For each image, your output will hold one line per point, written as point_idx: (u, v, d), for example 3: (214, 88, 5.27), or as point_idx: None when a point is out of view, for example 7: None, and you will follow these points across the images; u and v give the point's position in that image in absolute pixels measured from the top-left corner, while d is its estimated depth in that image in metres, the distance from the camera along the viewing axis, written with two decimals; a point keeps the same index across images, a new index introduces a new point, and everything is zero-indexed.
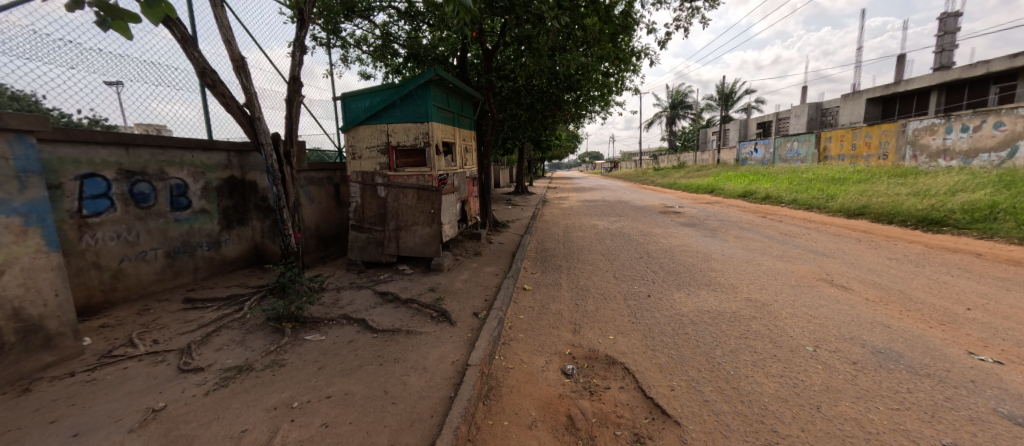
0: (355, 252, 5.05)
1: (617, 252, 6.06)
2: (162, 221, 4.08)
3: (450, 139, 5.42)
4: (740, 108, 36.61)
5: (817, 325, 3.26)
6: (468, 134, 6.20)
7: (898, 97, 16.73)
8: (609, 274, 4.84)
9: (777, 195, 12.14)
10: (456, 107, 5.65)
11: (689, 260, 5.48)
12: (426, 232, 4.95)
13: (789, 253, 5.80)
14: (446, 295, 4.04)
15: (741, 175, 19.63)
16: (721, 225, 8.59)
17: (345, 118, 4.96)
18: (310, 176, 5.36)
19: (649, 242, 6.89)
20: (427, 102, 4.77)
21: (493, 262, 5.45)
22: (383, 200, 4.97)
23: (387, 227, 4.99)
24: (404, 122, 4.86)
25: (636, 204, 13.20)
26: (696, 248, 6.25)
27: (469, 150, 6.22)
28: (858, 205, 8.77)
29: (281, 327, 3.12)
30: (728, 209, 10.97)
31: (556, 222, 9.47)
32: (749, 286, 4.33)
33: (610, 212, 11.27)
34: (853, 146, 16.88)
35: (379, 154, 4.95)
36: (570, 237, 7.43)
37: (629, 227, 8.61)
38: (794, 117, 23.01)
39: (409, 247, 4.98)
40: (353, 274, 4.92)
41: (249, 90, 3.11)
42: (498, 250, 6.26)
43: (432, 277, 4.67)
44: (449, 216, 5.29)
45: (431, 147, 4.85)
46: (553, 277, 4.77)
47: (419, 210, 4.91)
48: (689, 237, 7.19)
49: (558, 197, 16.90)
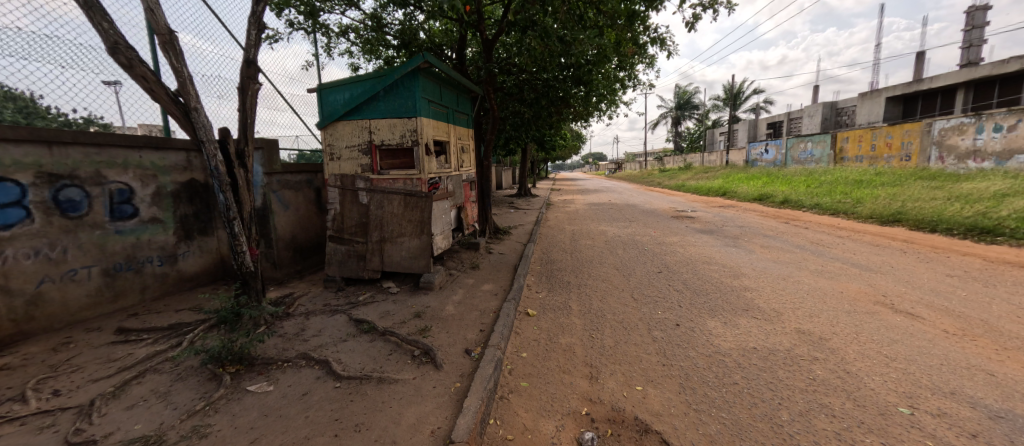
0: (333, 267, 4.39)
1: (632, 265, 5.37)
2: (98, 234, 3.44)
3: (444, 136, 4.76)
4: (749, 108, 35.79)
5: (899, 371, 2.57)
6: (465, 132, 5.53)
7: (920, 96, 15.94)
8: (627, 294, 4.16)
9: (797, 199, 11.40)
10: (451, 101, 5.00)
11: (716, 276, 4.78)
12: (414, 245, 4.29)
13: (830, 268, 5.09)
14: (433, 324, 3.37)
15: (753, 177, 18.88)
16: (742, 232, 7.89)
17: (322, 113, 4.31)
18: (284, 179, 4.72)
19: (667, 252, 6.20)
20: (415, 94, 4.11)
21: (491, 278, 4.78)
22: (366, 207, 4.31)
23: (370, 239, 4.33)
24: (389, 118, 4.19)
25: (645, 208, 12.50)
26: (722, 261, 5.55)
27: (465, 149, 5.55)
28: (893, 211, 8.04)
29: (219, 373, 2.46)
30: (745, 214, 10.26)
31: (562, 228, 8.80)
32: (796, 312, 3.64)
33: (619, 217, 10.58)
34: (873, 146, 16.09)
35: (361, 155, 4.30)
36: (578, 246, 6.75)
37: (642, 235, 7.92)
38: (808, 117, 22.21)
39: (395, 261, 4.32)
40: (330, 292, 4.26)
41: (180, 73, 2.48)
42: (498, 262, 5.58)
43: (420, 298, 4.01)
44: (442, 226, 4.62)
45: (419, 146, 4.18)
46: (562, 298, 4.09)
47: (406, 219, 4.24)
48: (711, 247, 6.48)
49: (563, 200, 16.21)
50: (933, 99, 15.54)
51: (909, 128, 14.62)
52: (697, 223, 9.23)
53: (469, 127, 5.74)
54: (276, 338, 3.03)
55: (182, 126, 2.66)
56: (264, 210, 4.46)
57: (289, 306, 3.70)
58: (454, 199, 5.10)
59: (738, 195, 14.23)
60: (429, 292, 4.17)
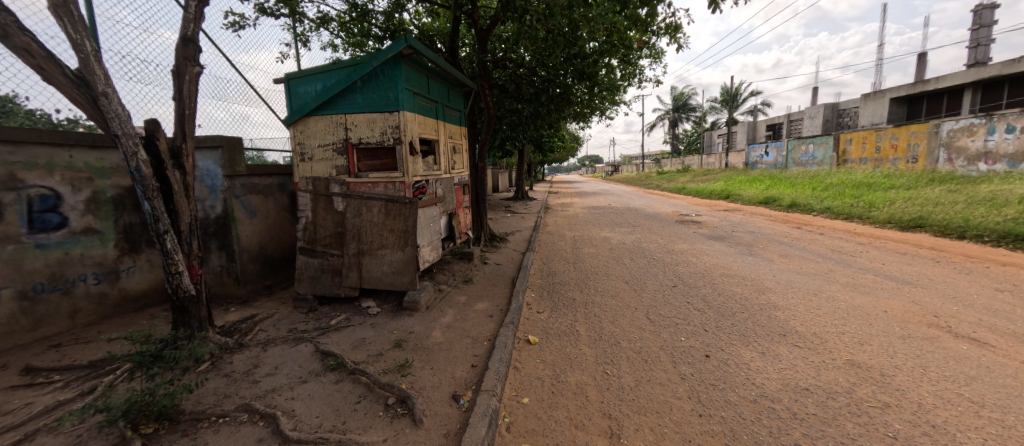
0: (303, 283, 3.82)
1: (643, 278, 4.85)
2: (11, 249, 2.87)
3: (432, 134, 4.20)
4: (747, 110, 35.55)
5: (996, 424, 2.05)
6: (456, 130, 4.99)
7: (925, 97, 15.64)
8: (642, 315, 3.63)
9: (806, 203, 10.95)
10: (440, 95, 4.45)
11: (738, 292, 4.26)
12: (397, 258, 3.73)
13: (863, 281, 4.59)
14: (416, 357, 2.81)
15: (755, 179, 18.47)
16: (754, 239, 7.40)
17: (290, 107, 3.72)
18: (249, 183, 4.15)
19: (679, 262, 5.68)
20: (397, 84, 3.54)
21: (486, 294, 4.23)
22: (342, 215, 3.74)
23: (347, 252, 3.77)
24: (367, 112, 3.61)
25: (648, 212, 12.01)
26: (741, 272, 5.03)
27: (457, 150, 5.01)
28: (913, 216, 7.59)
29: (128, 437, 1.88)
30: (753, 219, 9.80)
31: (563, 234, 8.27)
32: (842, 337, 3.12)
33: (622, 222, 10.08)
34: (877, 149, 15.74)
35: (335, 155, 3.72)
36: (581, 255, 6.23)
37: (648, 241, 7.41)
38: (808, 119, 21.89)
39: (375, 277, 3.76)
40: (299, 313, 3.69)
41: (79, 46, 1.96)
42: (494, 274, 5.04)
43: (403, 321, 3.45)
44: (430, 236, 4.06)
45: (403, 145, 3.62)
46: (567, 319, 3.55)
47: (388, 229, 3.69)
48: (725, 256, 5.97)
49: (561, 203, 15.69)
50: (939, 100, 15.21)
51: (915, 130, 14.27)
52: (705, 229, 8.74)
53: (462, 125, 5.21)
54: (220, 379, 2.46)
55: (90, 117, 2.11)
56: (225, 218, 3.92)
57: (246, 332, 3.13)
58: (445, 206, 4.56)
59: (742, 198, 13.78)
60: (414, 313, 3.62)
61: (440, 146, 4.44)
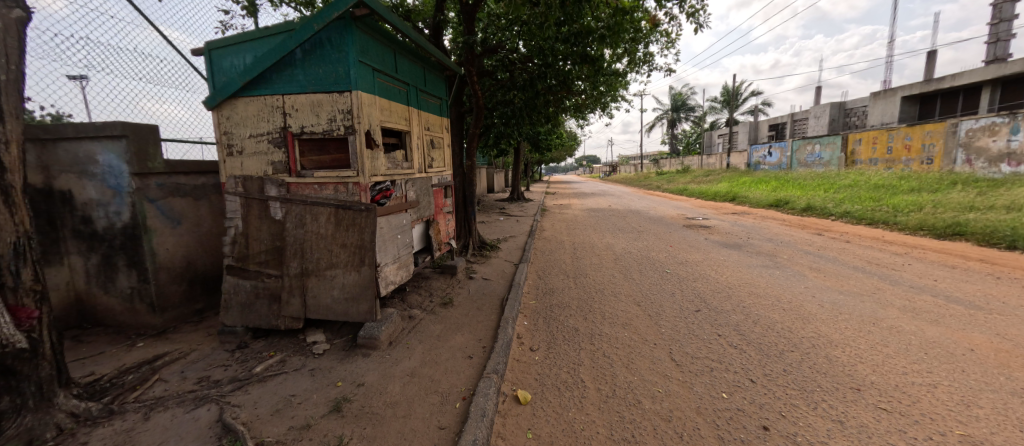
0: (232, 312, 2.99)
1: (657, 299, 4.04)
2: None
3: (400, 123, 3.37)
4: (747, 109, 34.87)
5: None
6: (435, 120, 4.17)
7: (939, 95, 15.00)
8: (664, 356, 2.83)
9: (821, 206, 10.18)
10: (412, 76, 3.64)
11: (778, 320, 3.46)
12: (351, 281, 2.89)
13: (922, 305, 3.81)
14: (356, 430, 1.99)
15: (760, 180, 17.76)
16: (774, 247, 6.63)
17: (213, 85, 2.87)
18: (171, 183, 3.31)
19: (697, 276, 4.89)
20: (348, 55, 2.69)
21: (468, 322, 3.41)
22: (280, 225, 2.91)
23: (286, 272, 2.93)
24: (311, 92, 2.76)
25: (651, 215, 11.25)
26: (772, 292, 4.24)
27: (436, 144, 4.19)
28: (950, 222, 6.84)
29: None
30: (766, 224, 9.06)
31: (561, 240, 7.47)
32: (936, 394, 2.32)
33: (625, 226, 9.31)
34: (889, 149, 15.09)
35: (271, 147, 2.88)
36: (582, 266, 5.42)
37: (656, 248, 6.62)
38: (814, 118, 21.20)
39: (322, 305, 2.93)
40: (223, 352, 2.86)
41: None
42: (480, 293, 4.22)
43: (353, 366, 2.62)
44: (397, 250, 3.22)
45: (357, 135, 2.75)
46: (569, 363, 2.73)
47: (339, 244, 2.86)
48: (747, 269, 5.19)
49: (559, 205, 14.89)
50: (954, 98, 14.54)
51: (929, 129, 13.58)
52: (717, 235, 7.98)
53: (443, 115, 4.40)
54: None
55: None
56: (134, 227, 3.09)
57: (133, 387, 2.30)
58: (419, 212, 3.73)
59: (750, 201, 13.03)
60: (370, 353, 2.78)
61: (412, 138, 3.60)
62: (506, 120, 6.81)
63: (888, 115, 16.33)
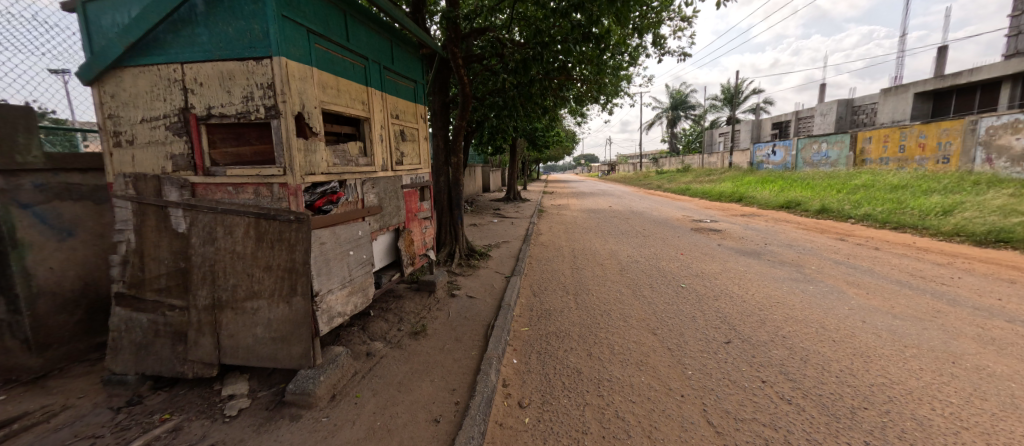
0: (123, 356, 2.25)
1: (677, 326, 3.32)
2: None
3: (354, 107, 2.62)
4: (748, 108, 34.24)
5: None
6: (407, 106, 3.42)
7: (954, 91, 14.41)
8: (699, 416, 2.12)
9: (837, 208, 9.50)
10: (375, 50, 2.88)
11: (831, 358, 2.75)
12: (278, 316, 2.15)
13: (1001, 334, 3.12)
14: None
15: (766, 180, 17.09)
16: (797, 254, 5.95)
17: (90, 50, 2.12)
18: (54, 182, 2.56)
19: (718, 293, 4.18)
20: (268, 8, 1.94)
21: (441, 362, 2.67)
22: (185, 240, 2.17)
23: (193, 303, 2.20)
24: (220, 60, 2.01)
25: (655, 217, 10.57)
26: (812, 315, 3.53)
27: (409, 135, 3.45)
28: (992, 228, 6.17)
29: None
30: (781, 228, 8.39)
31: (559, 246, 6.76)
32: None
33: (628, 229, 8.61)
34: (902, 147, 14.46)
35: (171, 136, 2.13)
36: (584, 279, 4.69)
37: (666, 255, 5.92)
38: (820, 116, 20.59)
39: (242, 347, 2.19)
40: (104, 411, 2.12)
41: None
42: (462, 316, 3.48)
43: (271, 439, 1.88)
44: (349, 271, 2.48)
45: (283, 119, 2.01)
46: (571, 429, 2.01)
47: (261, 267, 2.12)
48: (774, 284, 4.48)
49: (556, 205, 14.17)
50: (971, 95, 13.93)
51: (945, 127, 12.93)
52: (729, 240, 7.28)
53: (419, 101, 3.66)
54: None
55: None
56: None
57: None
58: (384, 219, 2.99)
59: (758, 202, 12.37)
60: (301, 414, 2.05)
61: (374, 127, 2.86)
62: (499, 111, 6.09)
63: (900, 113, 15.69)
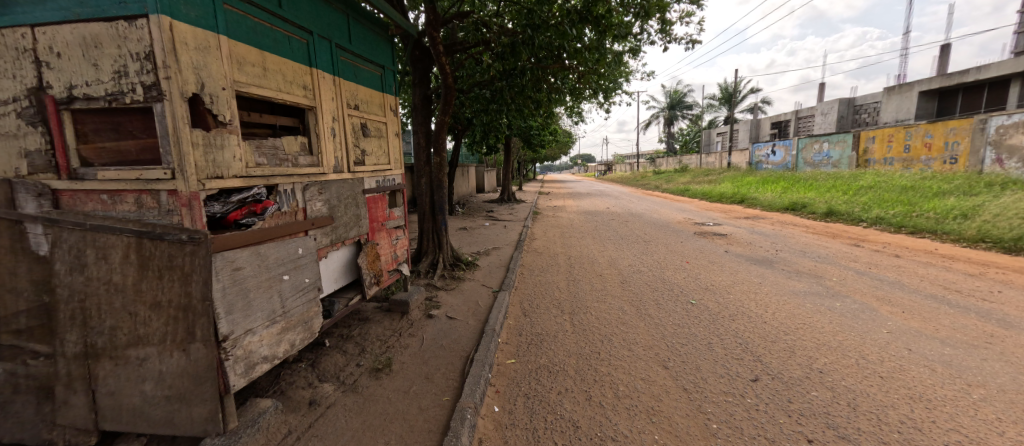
0: None
1: (691, 356, 2.80)
2: None
3: (292, 93, 2.07)
4: (746, 107, 33.93)
5: None
6: (371, 96, 2.87)
7: (961, 90, 14.04)
8: None
9: (846, 210, 9.06)
10: (325, 23, 2.33)
11: (885, 403, 2.24)
12: (172, 369, 1.60)
13: None
14: None
15: (767, 181, 16.67)
16: (813, 263, 5.45)
17: None
18: None
19: (733, 311, 3.67)
20: None
21: (403, 412, 2.13)
22: (45, 267, 1.60)
23: (60, 351, 1.64)
24: (80, 20, 1.45)
25: (656, 220, 10.08)
26: (846, 341, 3.03)
27: (373, 129, 2.89)
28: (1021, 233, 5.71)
29: None
30: (789, 232, 7.92)
31: (554, 253, 6.24)
32: None
33: (627, 233, 8.11)
34: (907, 147, 14.09)
35: (23, 127, 1.57)
36: (581, 293, 4.16)
37: (671, 264, 5.41)
38: (821, 115, 20.21)
39: (127, 408, 1.64)
40: None
41: None
42: (437, 345, 2.94)
43: None
44: (281, 303, 1.93)
45: (168, 102, 1.45)
46: None
47: (146, 303, 1.56)
48: (795, 300, 3.98)
49: (552, 207, 13.67)
50: (978, 94, 13.57)
51: (953, 126, 12.55)
52: (737, 245, 6.79)
53: (387, 91, 3.11)
54: None
55: None
56: None
57: None
58: (338, 232, 2.43)
59: (761, 203, 11.91)
60: None
61: (322, 119, 2.31)
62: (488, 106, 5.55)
63: (904, 111, 15.31)
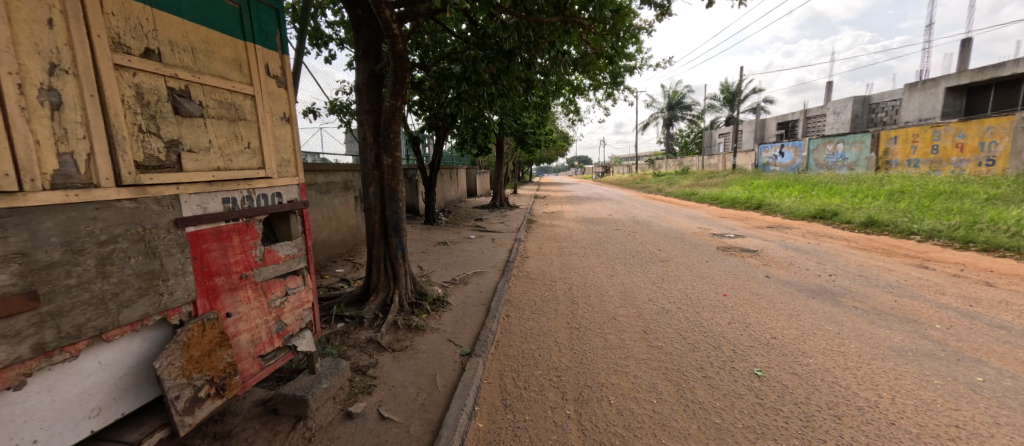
0: None
1: None
2: None
3: None
4: (748, 108, 32.89)
5: None
6: (205, 40, 1.53)
7: (993, 85, 12.92)
8: None
9: (889, 220, 7.79)
10: None
11: None
12: None
13: None
14: None
15: (780, 184, 15.47)
16: (890, 296, 4.17)
17: None
18: None
19: (829, 395, 2.38)
20: None
21: None
22: None
23: None
24: None
25: (668, 230, 8.80)
26: None
27: (212, 102, 1.54)
28: None
29: None
30: (831, 247, 6.64)
31: (552, 279, 4.92)
32: None
33: (639, 249, 6.82)
34: (935, 147, 12.97)
35: None
36: (591, 358, 2.84)
37: (705, 299, 4.11)
38: (833, 115, 19.10)
39: None
40: None
41: None
42: None
43: None
44: None
45: None
46: None
47: None
48: (907, 370, 2.69)
49: (548, 213, 12.34)
50: (1012, 89, 12.47)
51: (989, 124, 11.48)
52: (776, 266, 5.51)
53: (260, 41, 1.78)
54: None
55: None
56: None
57: None
58: None
59: (782, 210, 10.69)
60: None
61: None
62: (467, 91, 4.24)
63: (929, 109, 14.18)
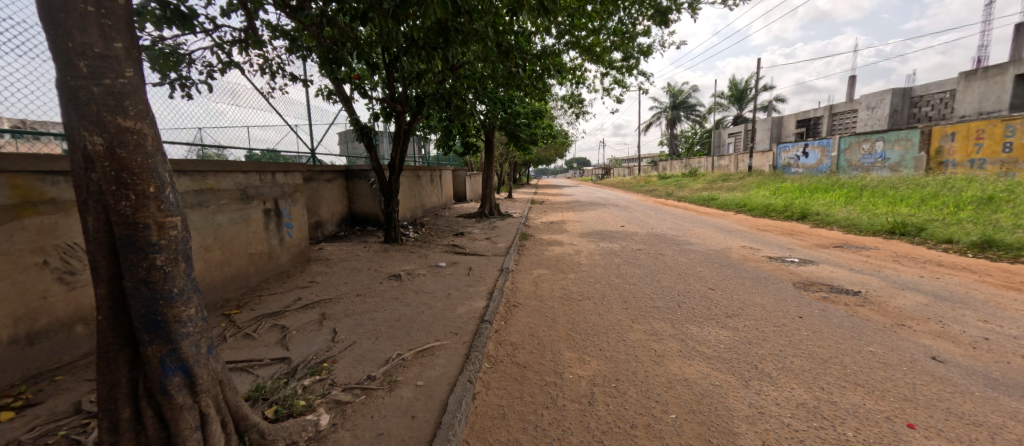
0: None
1: None
2: None
3: None
4: (759, 107, 31.05)
5: None
6: None
7: None
8: None
9: (1017, 240, 5.67)
10: None
11: None
12: None
13: None
14: None
15: (815, 188, 13.37)
16: None
17: None
18: None
19: None
20: None
21: None
22: None
23: None
24: None
25: (705, 251, 6.67)
26: None
27: None
28: None
29: None
30: (964, 285, 4.53)
31: (557, 366, 2.76)
32: None
33: (679, 286, 4.68)
34: (1007, 145, 11.00)
35: None
36: None
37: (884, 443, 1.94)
38: (866, 110, 17.06)
39: None
40: None
41: None
42: None
43: None
44: None
45: None
46: None
47: None
48: None
49: (547, 225, 10.14)
50: None
51: None
52: (924, 329, 3.37)
53: None
54: None
55: None
56: None
57: None
58: None
59: (839, 221, 8.59)
60: None
61: None
62: None
63: (994, 101, 12.22)
